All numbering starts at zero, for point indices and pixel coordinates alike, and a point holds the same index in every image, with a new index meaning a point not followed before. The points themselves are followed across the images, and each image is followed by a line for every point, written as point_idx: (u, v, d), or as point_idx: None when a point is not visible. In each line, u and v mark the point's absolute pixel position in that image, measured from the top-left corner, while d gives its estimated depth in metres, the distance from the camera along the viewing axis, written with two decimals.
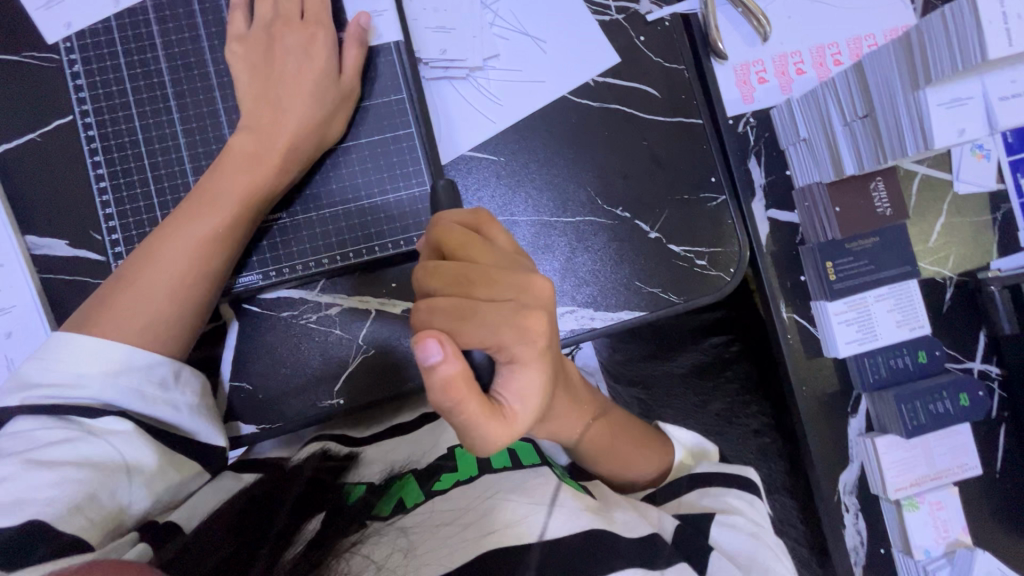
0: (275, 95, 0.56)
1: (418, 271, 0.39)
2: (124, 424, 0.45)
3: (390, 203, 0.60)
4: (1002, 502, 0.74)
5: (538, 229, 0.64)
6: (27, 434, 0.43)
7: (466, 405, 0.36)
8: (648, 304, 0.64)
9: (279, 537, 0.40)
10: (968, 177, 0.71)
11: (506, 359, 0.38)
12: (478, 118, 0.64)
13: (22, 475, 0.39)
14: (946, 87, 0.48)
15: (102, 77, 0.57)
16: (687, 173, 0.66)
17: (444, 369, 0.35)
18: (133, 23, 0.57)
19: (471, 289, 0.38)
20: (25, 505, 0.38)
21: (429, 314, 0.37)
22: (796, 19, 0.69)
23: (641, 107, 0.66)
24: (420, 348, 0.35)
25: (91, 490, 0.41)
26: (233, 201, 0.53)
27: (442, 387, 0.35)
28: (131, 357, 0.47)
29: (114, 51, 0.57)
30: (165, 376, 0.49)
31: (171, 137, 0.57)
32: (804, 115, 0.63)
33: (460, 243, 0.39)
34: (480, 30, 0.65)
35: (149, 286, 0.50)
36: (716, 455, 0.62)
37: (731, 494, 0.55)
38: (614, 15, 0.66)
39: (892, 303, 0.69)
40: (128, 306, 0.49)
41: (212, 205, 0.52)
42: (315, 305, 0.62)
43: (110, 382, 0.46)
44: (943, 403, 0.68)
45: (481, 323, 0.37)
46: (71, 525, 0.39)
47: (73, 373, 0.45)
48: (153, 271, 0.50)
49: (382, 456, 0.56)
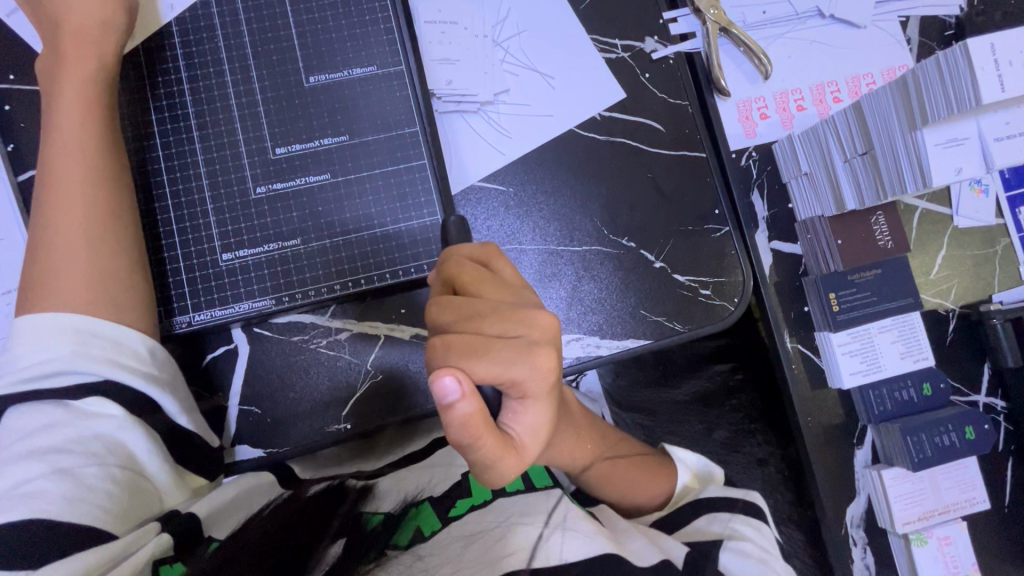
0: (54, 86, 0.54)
1: (430, 305, 0.40)
2: (110, 408, 0.45)
3: (401, 232, 0.62)
4: (1012, 537, 0.73)
5: (546, 257, 0.66)
6: (9, 426, 0.42)
7: (481, 441, 0.37)
8: (654, 333, 0.65)
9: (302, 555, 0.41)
10: (967, 211, 0.72)
11: (518, 395, 0.39)
12: (488, 150, 0.67)
13: (13, 467, 0.40)
14: (942, 128, 0.50)
15: (124, 107, 0.59)
16: (691, 205, 0.67)
17: (461, 408, 0.35)
18: (158, 57, 0.60)
19: (484, 325, 0.38)
20: (24, 498, 0.39)
21: (444, 353, 0.37)
22: (796, 59, 0.72)
23: (644, 140, 0.68)
24: (437, 388, 0.35)
25: (89, 481, 0.42)
26: (85, 144, 0.52)
27: (460, 423, 0.36)
28: (94, 330, 0.47)
29: (139, 83, 0.59)
30: (138, 351, 0.49)
31: (191, 165, 0.59)
32: (805, 151, 0.65)
33: (471, 277, 0.41)
34: (491, 67, 0.67)
35: (78, 227, 0.50)
36: (722, 479, 0.62)
37: (737, 520, 0.55)
38: (620, 53, 0.69)
39: (895, 334, 0.69)
40: (63, 254, 0.50)
41: (59, 168, 0.52)
42: (325, 329, 0.63)
43: (76, 360, 0.46)
44: (949, 435, 0.68)
45: (493, 358, 0.37)
46: (85, 515, 0.40)
47: (40, 356, 0.45)
48: (54, 260, 0.49)
49: (397, 486, 0.55)
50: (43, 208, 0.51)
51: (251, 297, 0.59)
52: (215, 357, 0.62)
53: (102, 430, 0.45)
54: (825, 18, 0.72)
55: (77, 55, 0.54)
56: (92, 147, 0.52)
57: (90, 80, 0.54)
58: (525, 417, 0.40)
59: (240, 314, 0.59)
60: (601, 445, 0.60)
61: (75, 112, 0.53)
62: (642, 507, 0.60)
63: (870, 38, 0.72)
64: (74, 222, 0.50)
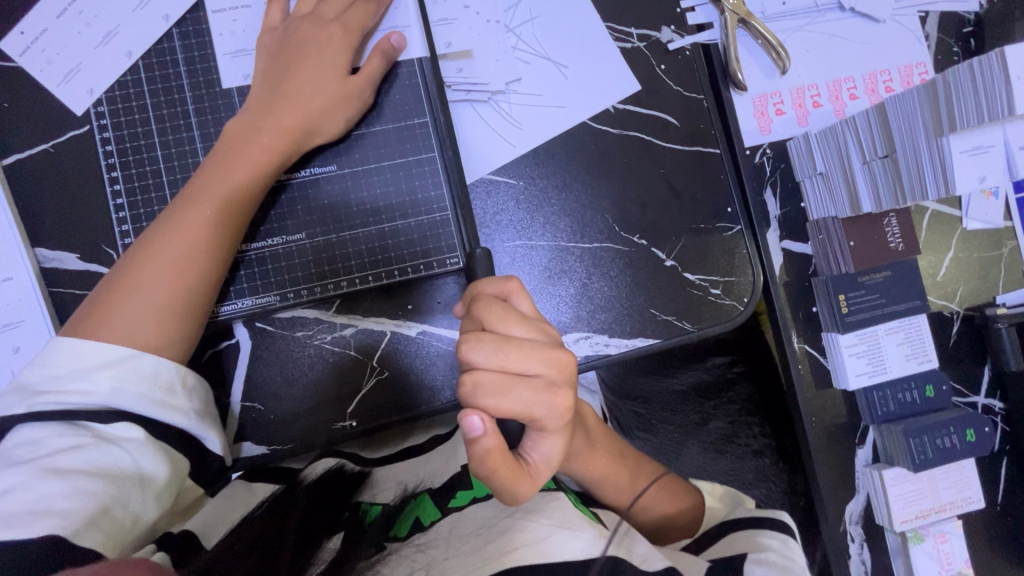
0: (262, 117, 0.54)
1: (460, 341, 0.41)
2: (133, 432, 0.46)
3: (409, 226, 0.60)
4: (1003, 532, 0.75)
5: (556, 254, 0.64)
6: (39, 441, 0.43)
7: (498, 473, 0.41)
8: (662, 332, 0.65)
9: (302, 551, 0.41)
10: (976, 214, 0.72)
11: (538, 428, 0.42)
12: (498, 142, 0.64)
13: (36, 483, 0.41)
14: (970, 134, 0.49)
15: (124, 104, 0.57)
16: (704, 204, 0.66)
17: (483, 443, 0.39)
18: (159, 50, 0.58)
19: (507, 363, 0.40)
20: (41, 516, 0.39)
21: (471, 388, 0.40)
22: (814, 53, 0.70)
23: (660, 136, 0.66)
24: (463, 423, 0.39)
25: (104, 503, 0.42)
26: (207, 222, 0.51)
27: (480, 457, 0.40)
28: (133, 361, 0.47)
29: (137, 78, 0.57)
30: (171, 382, 0.49)
31: (191, 153, 0.58)
32: (822, 150, 0.64)
33: (500, 315, 0.42)
34: (503, 54, 0.65)
35: (170, 266, 0.50)
36: (748, 502, 0.64)
37: (762, 534, 0.55)
38: (636, 43, 0.66)
39: (901, 336, 0.70)
40: (129, 304, 0.49)
41: (176, 223, 0.51)
42: (329, 325, 0.62)
43: (115, 390, 0.46)
44: (950, 438, 0.69)
45: (516, 397, 0.40)
46: (88, 540, 0.41)
47: (84, 382, 0.46)
48: (144, 277, 0.50)
49: (396, 476, 0.57)
50: (139, 252, 0.51)
51: (254, 293, 0.58)
52: (214, 353, 0.60)
53: (124, 454, 0.45)
54: (845, 11, 0.70)
55: (266, 144, 0.54)
56: (215, 227, 0.52)
57: (260, 172, 0.54)
58: (541, 446, 0.43)
59: (242, 310, 0.58)
60: (620, 460, 0.60)
61: (226, 198, 0.52)
62: (665, 520, 0.62)
63: (889, 33, 0.71)
64: (160, 280, 0.50)
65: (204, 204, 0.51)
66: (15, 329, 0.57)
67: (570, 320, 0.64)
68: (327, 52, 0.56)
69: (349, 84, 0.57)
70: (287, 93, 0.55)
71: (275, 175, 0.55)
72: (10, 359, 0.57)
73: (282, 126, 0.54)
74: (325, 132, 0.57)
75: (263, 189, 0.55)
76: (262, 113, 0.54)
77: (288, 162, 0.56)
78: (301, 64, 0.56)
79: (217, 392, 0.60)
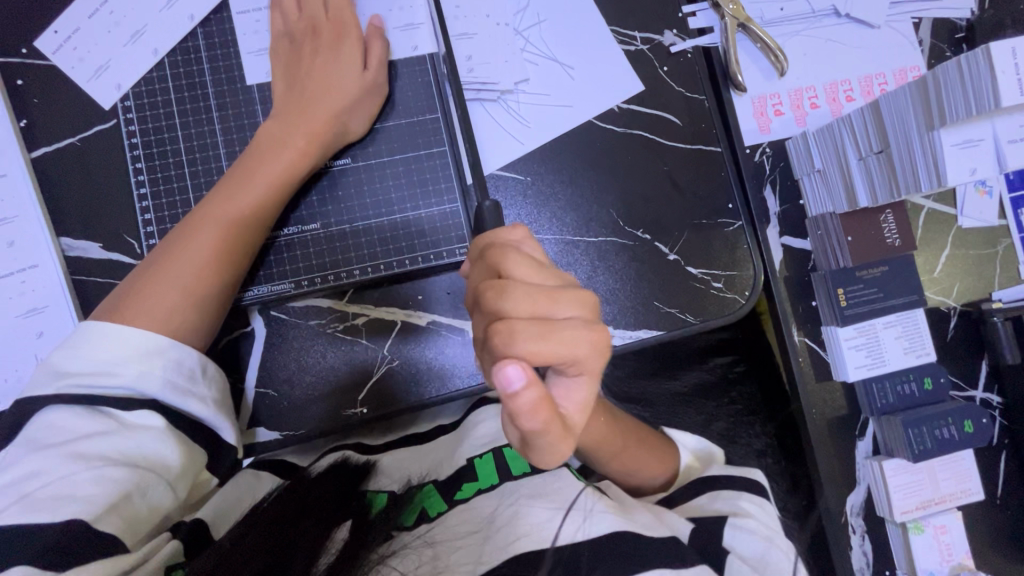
0: (294, 120, 0.57)
1: (482, 293, 0.38)
2: (154, 420, 0.47)
3: (421, 219, 0.62)
4: (1004, 525, 0.75)
5: (561, 247, 0.66)
6: (62, 424, 0.45)
7: (548, 429, 0.35)
8: (665, 323, 0.66)
9: (309, 544, 0.42)
10: (971, 212, 0.74)
11: (572, 371, 0.38)
12: (506, 138, 0.67)
13: (60, 468, 0.42)
14: (959, 129, 0.51)
15: (149, 99, 0.60)
16: (705, 200, 0.68)
17: (524, 397, 0.33)
18: (183, 49, 0.60)
19: (540, 306, 0.37)
20: (65, 501, 0.41)
21: (508, 335, 0.36)
22: (811, 56, 0.73)
23: (662, 134, 0.68)
24: (500, 376, 0.33)
25: (125, 490, 0.44)
26: (238, 218, 0.54)
27: (528, 412, 0.34)
28: (159, 347, 0.48)
29: (163, 75, 0.60)
30: (193, 370, 0.50)
31: (212, 147, 0.60)
32: (820, 148, 0.66)
33: (517, 265, 0.40)
34: (512, 55, 0.67)
35: (199, 258, 0.52)
36: (721, 458, 0.63)
37: (743, 498, 0.54)
38: (639, 46, 0.69)
39: (899, 330, 0.71)
40: (158, 290, 0.51)
41: (208, 216, 0.53)
42: (341, 314, 0.63)
43: (141, 375, 0.47)
44: (948, 429, 0.70)
45: (559, 340, 0.36)
46: (108, 525, 0.42)
47: (111, 367, 0.47)
48: (174, 266, 0.52)
49: (401, 467, 0.58)
50: (172, 241, 0.53)
51: (271, 280, 0.60)
52: (230, 342, 0.62)
53: (145, 442, 0.46)
54: (841, 16, 0.73)
55: (298, 146, 0.56)
56: (245, 224, 0.54)
57: (291, 174, 0.56)
58: (574, 393, 0.38)
59: (258, 298, 0.60)
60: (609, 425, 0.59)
61: (258, 196, 0.55)
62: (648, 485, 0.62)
63: (883, 38, 0.73)
64: (189, 270, 0.52)
65: (236, 201, 0.54)
66: (40, 315, 0.59)
67: None
68: (350, 56, 0.59)
69: (372, 85, 0.59)
70: (315, 96, 0.58)
71: (304, 177, 0.58)
72: (35, 344, 0.59)
73: (313, 130, 0.57)
74: (349, 133, 0.59)
75: (292, 189, 0.57)
76: (295, 116, 0.57)
77: (317, 165, 0.58)
78: (327, 69, 0.58)
79: (231, 378, 0.62)
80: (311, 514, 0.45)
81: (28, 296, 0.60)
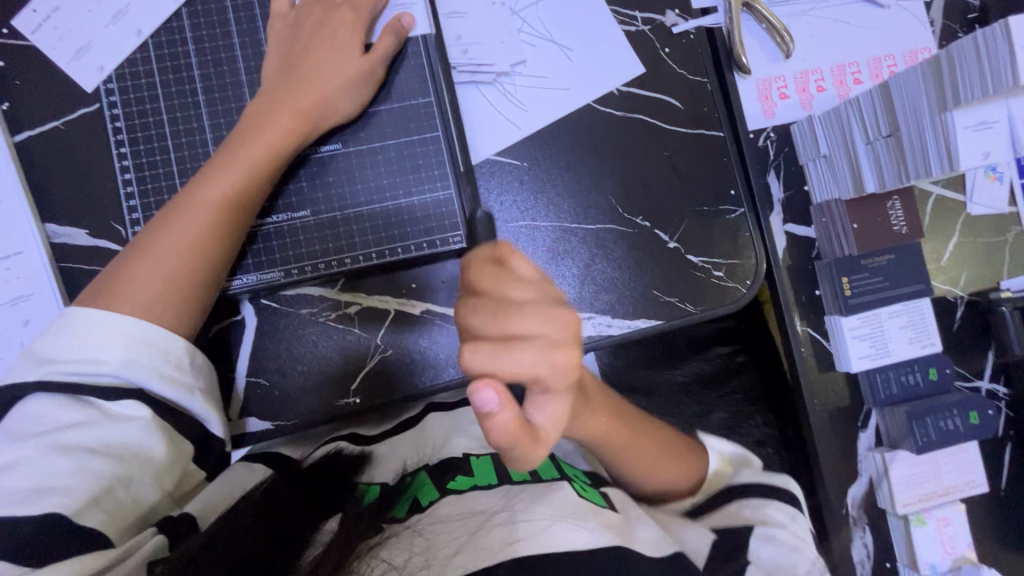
0: (279, 98, 0.55)
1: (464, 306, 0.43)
2: (141, 411, 0.46)
3: (413, 205, 0.61)
4: (1007, 517, 0.75)
5: (558, 235, 0.65)
6: (45, 413, 0.44)
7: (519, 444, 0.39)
8: (665, 313, 0.65)
9: (295, 535, 0.40)
10: (980, 199, 0.73)
11: (541, 388, 0.42)
12: (502, 122, 0.65)
13: (40, 459, 0.42)
14: (973, 110, 0.49)
15: (133, 82, 0.58)
16: (707, 185, 0.66)
17: (502, 416, 0.36)
18: (168, 29, 0.58)
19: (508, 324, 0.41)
20: (45, 494, 0.40)
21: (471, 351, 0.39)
22: (818, 37, 0.70)
23: (663, 118, 0.66)
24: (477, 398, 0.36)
25: (108, 484, 0.43)
26: (224, 199, 0.52)
27: (501, 430, 0.37)
28: (142, 332, 0.47)
29: (147, 57, 0.58)
30: (179, 358, 0.49)
31: (198, 131, 0.58)
32: (825, 133, 0.64)
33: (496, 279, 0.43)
34: (509, 36, 0.65)
35: (184, 239, 0.51)
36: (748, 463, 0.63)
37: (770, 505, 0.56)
38: (640, 26, 0.67)
39: (904, 320, 0.70)
40: (142, 275, 0.49)
41: (193, 198, 0.52)
42: (334, 304, 0.62)
43: (126, 361, 0.46)
44: (953, 420, 0.68)
45: (519, 358, 0.40)
46: (90, 519, 0.41)
47: (96, 353, 0.46)
48: (159, 250, 0.50)
49: (394, 456, 0.56)
50: (158, 224, 0.51)
51: (259, 269, 0.58)
52: (221, 331, 0.61)
53: (129, 432, 0.45)
54: None
55: (284, 125, 0.54)
56: (231, 204, 0.52)
57: (277, 154, 0.54)
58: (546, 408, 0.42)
59: (246, 286, 0.58)
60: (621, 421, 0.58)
61: (244, 175, 0.53)
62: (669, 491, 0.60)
63: (892, 19, 0.71)
64: (173, 253, 0.50)
65: (221, 181, 0.52)
66: (26, 303, 0.58)
67: (573, 301, 0.64)
68: (339, 38, 0.58)
69: (361, 61, 0.57)
70: (303, 76, 0.56)
71: (291, 157, 0.56)
72: (21, 332, 0.58)
73: (299, 109, 0.55)
74: (340, 111, 0.58)
75: (280, 169, 0.56)
76: (282, 95, 0.55)
77: (304, 145, 0.56)
78: (307, 45, 0.57)
79: (221, 368, 0.61)
80: (300, 500, 0.45)
81: (14, 283, 0.58)
